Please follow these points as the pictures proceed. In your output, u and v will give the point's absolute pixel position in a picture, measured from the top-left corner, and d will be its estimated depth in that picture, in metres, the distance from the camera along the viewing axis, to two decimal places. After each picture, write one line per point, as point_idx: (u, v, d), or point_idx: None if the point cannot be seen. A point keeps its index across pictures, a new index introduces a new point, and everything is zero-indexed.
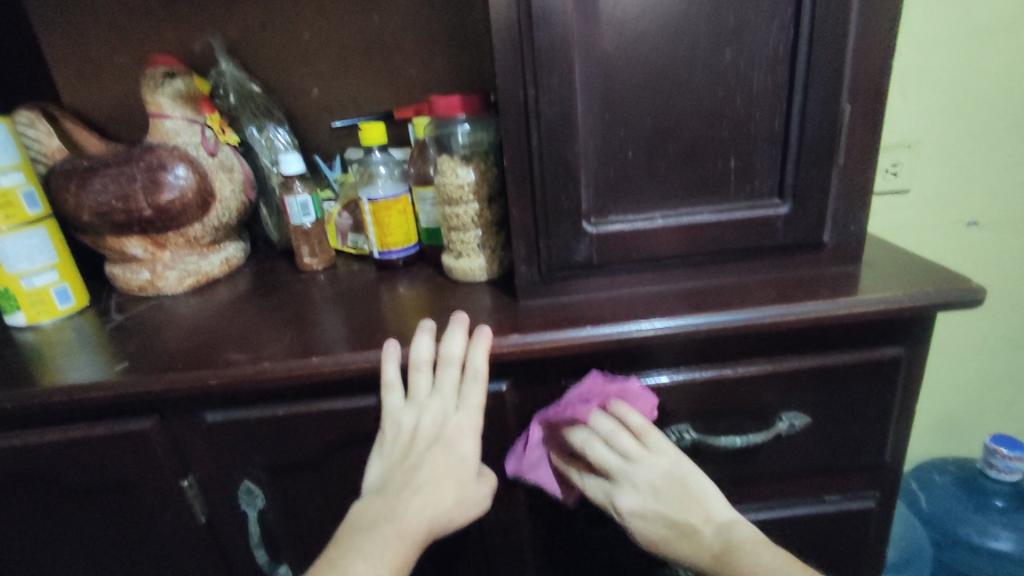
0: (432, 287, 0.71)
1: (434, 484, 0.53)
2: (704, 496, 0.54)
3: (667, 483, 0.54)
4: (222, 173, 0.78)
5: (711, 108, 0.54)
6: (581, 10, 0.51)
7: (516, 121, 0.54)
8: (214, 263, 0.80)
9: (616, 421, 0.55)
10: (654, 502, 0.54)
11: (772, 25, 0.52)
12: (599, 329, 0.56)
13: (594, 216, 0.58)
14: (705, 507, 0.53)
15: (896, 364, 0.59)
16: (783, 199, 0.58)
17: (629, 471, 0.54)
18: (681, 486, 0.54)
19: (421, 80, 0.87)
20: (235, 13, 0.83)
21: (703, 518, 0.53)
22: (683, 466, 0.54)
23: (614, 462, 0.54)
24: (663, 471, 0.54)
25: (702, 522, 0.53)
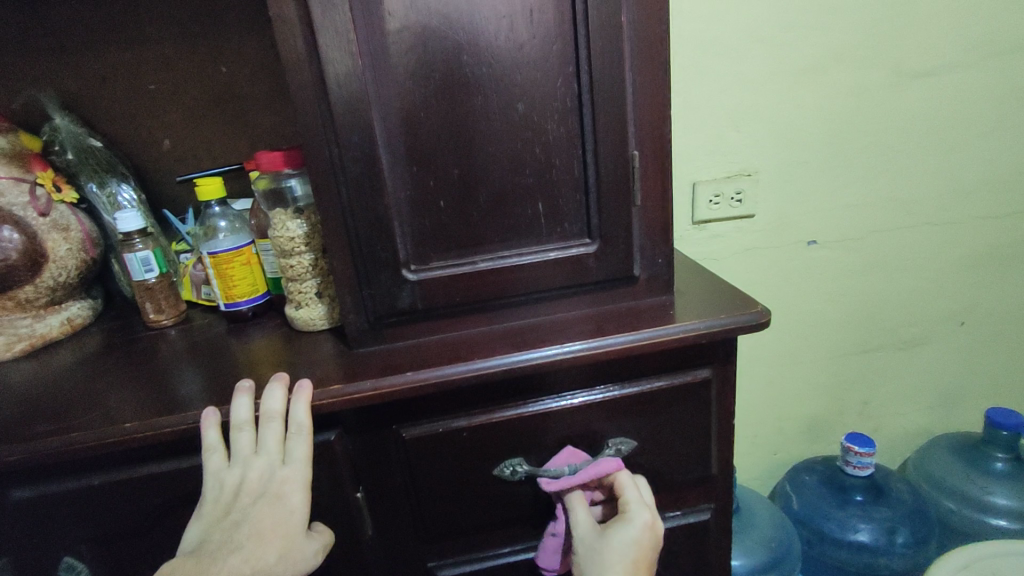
0: (277, 337, 0.71)
1: (254, 539, 0.52)
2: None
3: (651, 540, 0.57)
4: (56, 232, 0.76)
5: (514, 157, 0.58)
6: (375, 72, 0.54)
7: (325, 177, 0.56)
8: (52, 324, 0.76)
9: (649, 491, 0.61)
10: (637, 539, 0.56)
11: (558, 81, 0.56)
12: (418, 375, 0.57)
13: (415, 263, 0.60)
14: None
15: (707, 384, 0.64)
16: (592, 238, 0.62)
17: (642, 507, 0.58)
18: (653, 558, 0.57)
19: (276, 129, 0.88)
20: (71, 67, 0.82)
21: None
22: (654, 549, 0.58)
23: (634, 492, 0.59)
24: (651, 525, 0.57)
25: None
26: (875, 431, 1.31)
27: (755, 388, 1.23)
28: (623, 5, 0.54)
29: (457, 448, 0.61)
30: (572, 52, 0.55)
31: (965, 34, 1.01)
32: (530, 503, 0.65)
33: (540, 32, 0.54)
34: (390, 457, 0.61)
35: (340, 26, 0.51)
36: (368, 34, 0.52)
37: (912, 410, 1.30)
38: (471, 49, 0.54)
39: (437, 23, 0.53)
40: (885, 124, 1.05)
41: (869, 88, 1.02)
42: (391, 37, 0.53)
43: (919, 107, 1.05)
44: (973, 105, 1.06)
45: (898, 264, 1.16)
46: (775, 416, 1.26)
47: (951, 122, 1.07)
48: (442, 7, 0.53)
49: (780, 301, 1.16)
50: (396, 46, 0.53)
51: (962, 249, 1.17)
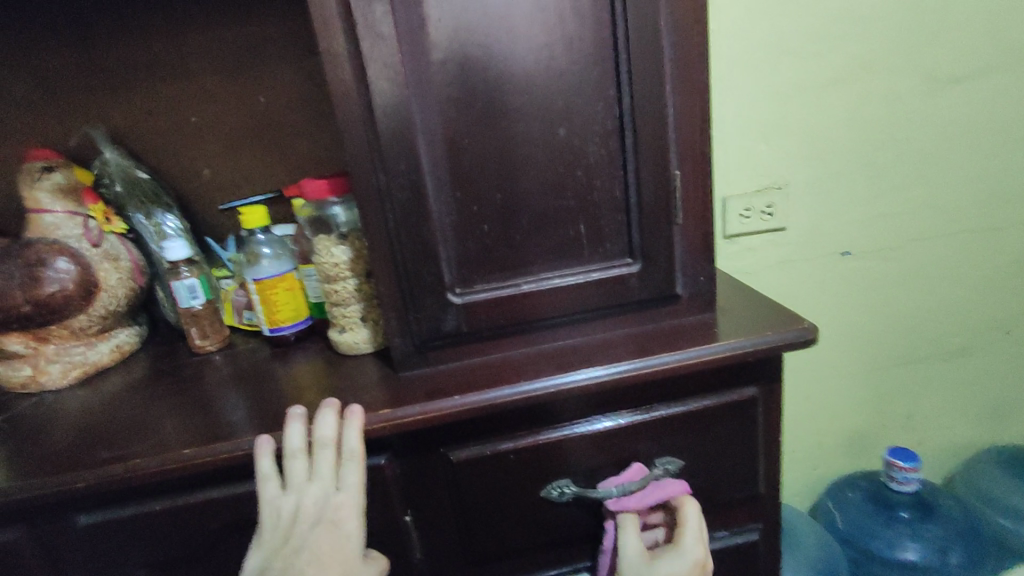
0: (321, 361, 0.73)
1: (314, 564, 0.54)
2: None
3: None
4: (107, 263, 0.78)
5: (556, 180, 0.59)
6: (420, 102, 0.55)
7: (372, 205, 0.57)
8: (103, 352, 0.78)
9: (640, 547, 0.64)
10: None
11: (598, 104, 0.57)
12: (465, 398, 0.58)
13: (459, 287, 0.61)
14: None
15: (753, 402, 0.63)
16: (634, 258, 0.62)
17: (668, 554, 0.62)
18: None
19: (313, 156, 0.90)
20: (120, 102, 0.85)
21: None
22: None
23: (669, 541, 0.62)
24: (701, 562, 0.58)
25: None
26: (918, 445, 1.28)
27: (792, 403, 1.21)
28: (662, 28, 0.55)
29: (504, 471, 0.61)
30: (612, 75, 0.56)
31: (999, 40, 1.00)
32: (577, 525, 0.65)
33: (581, 57, 0.55)
34: (437, 480, 0.62)
35: (387, 58, 0.53)
36: (412, 65, 0.54)
37: (956, 423, 1.27)
38: (512, 75, 0.55)
39: (480, 52, 0.54)
40: (918, 132, 1.04)
41: (901, 97, 1.01)
42: (436, 66, 0.54)
43: (953, 115, 1.04)
44: (1008, 110, 1.05)
45: (937, 274, 1.14)
46: (814, 431, 1.24)
47: (987, 128, 1.05)
48: (486, 36, 0.54)
49: (816, 313, 1.15)
50: (440, 75, 0.54)
51: (1003, 256, 1.15)
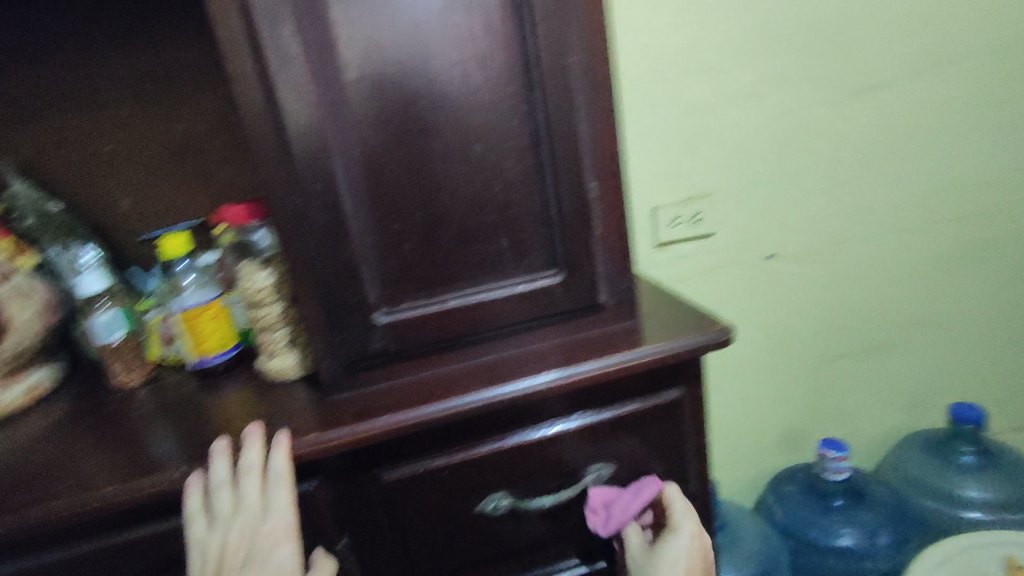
0: (249, 389, 0.71)
1: None
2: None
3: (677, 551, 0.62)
4: (18, 298, 0.74)
5: (475, 196, 0.60)
6: (335, 123, 0.55)
7: (291, 227, 0.57)
8: (15, 394, 0.74)
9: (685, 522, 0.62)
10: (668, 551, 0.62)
11: (512, 121, 0.58)
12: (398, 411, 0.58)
13: (385, 306, 0.61)
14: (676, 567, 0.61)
15: (679, 403, 0.66)
16: (557, 269, 0.64)
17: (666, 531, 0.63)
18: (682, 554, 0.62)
19: (238, 181, 0.89)
20: (28, 132, 0.82)
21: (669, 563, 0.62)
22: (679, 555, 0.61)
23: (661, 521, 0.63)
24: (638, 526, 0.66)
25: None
26: (850, 436, 1.34)
27: (730, 403, 1.25)
28: (568, 48, 0.57)
29: (438, 487, 0.61)
30: (523, 93, 0.58)
31: (892, 53, 1.08)
32: (516, 536, 0.66)
33: (491, 76, 0.57)
34: (372, 503, 0.61)
35: (298, 81, 0.53)
36: (324, 86, 0.54)
37: (882, 412, 1.34)
38: (425, 94, 0.56)
39: (392, 74, 0.55)
40: (827, 140, 1.11)
41: (809, 108, 1.08)
42: (348, 88, 0.55)
43: (857, 123, 1.11)
44: (906, 117, 1.13)
45: (855, 271, 1.21)
46: (752, 428, 1.28)
47: (888, 134, 1.13)
48: (397, 58, 0.55)
49: (747, 315, 1.19)
50: (353, 96, 0.55)
51: (912, 252, 1.23)
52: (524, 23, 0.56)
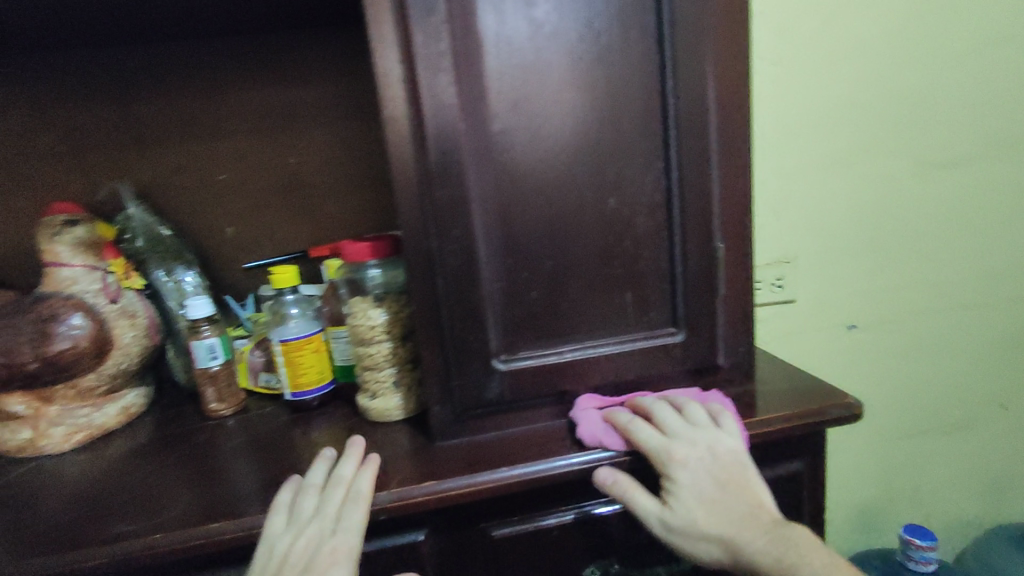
0: (345, 428, 0.69)
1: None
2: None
3: (723, 466, 0.54)
4: (124, 319, 0.75)
5: (605, 250, 0.59)
6: (479, 171, 0.55)
7: (422, 270, 0.56)
8: (109, 414, 0.74)
9: (672, 415, 0.57)
10: (711, 478, 0.53)
11: (648, 179, 0.59)
12: (362, 486, 0.54)
13: (504, 353, 0.60)
14: (755, 494, 0.53)
15: (797, 477, 0.63)
16: (678, 327, 0.63)
17: (671, 446, 0.54)
18: (739, 471, 0.54)
19: (340, 218, 0.90)
20: (146, 159, 0.85)
21: (754, 502, 0.53)
22: (720, 452, 0.54)
23: (655, 440, 0.55)
24: (703, 464, 0.54)
25: (756, 506, 0.52)
26: (926, 521, 1.27)
27: None
28: (709, 111, 0.58)
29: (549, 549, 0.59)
30: (659, 154, 0.58)
31: (986, 133, 1.07)
32: None
33: (633, 132, 0.57)
34: (479, 559, 0.58)
35: (450, 126, 0.53)
36: (472, 133, 0.54)
37: (962, 500, 1.26)
38: (566, 148, 0.57)
39: (538, 125, 0.56)
40: (916, 214, 1.09)
41: (899, 182, 1.07)
42: (494, 137, 0.55)
43: (947, 199, 1.09)
44: (999, 194, 1.11)
45: (939, 349, 1.17)
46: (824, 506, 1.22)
47: (979, 211, 1.11)
48: (542, 110, 0.55)
49: None
50: (498, 144, 0.55)
51: (1000, 333, 1.18)
52: (669, 85, 0.57)
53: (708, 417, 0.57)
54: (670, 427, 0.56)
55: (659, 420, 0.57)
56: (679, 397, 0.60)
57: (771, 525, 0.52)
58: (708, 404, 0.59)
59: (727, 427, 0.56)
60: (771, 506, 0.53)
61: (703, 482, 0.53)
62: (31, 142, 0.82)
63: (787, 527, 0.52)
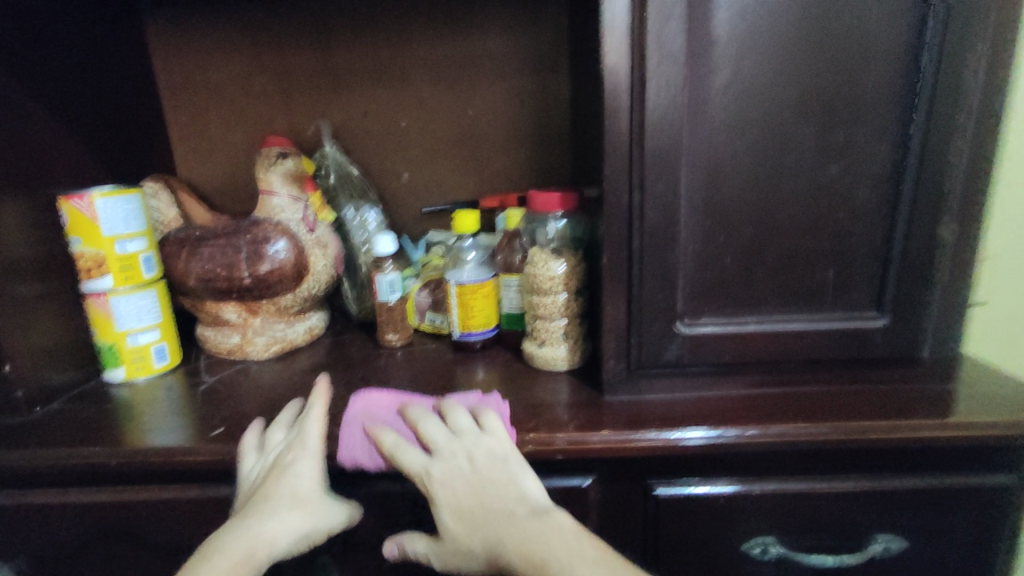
0: (509, 370, 0.72)
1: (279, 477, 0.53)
2: (514, 477, 0.51)
3: (484, 468, 0.51)
4: (318, 248, 0.82)
5: (813, 221, 0.56)
6: (694, 127, 0.54)
7: (621, 224, 0.56)
8: (299, 331, 0.83)
9: (425, 423, 0.55)
10: (465, 486, 0.51)
11: (875, 148, 0.54)
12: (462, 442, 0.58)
13: (688, 316, 0.59)
14: (517, 489, 0.51)
15: (1000, 491, 0.57)
16: (879, 312, 0.59)
17: (433, 463, 0.52)
18: (502, 467, 0.52)
19: (509, 172, 0.93)
20: (343, 102, 0.91)
21: (516, 499, 0.50)
22: (473, 450, 0.52)
23: (410, 455, 0.53)
24: (457, 471, 0.51)
25: (512, 503, 0.50)
26: None
27: None
28: (960, 76, 0.53)
29: (712, 517, 0.58)
30: (896, 120, 0.54)
31: None
32: None
33: (867, 97, 0.53)
34: (640, 512, 0.59)
35: (672, 79, 0.52)
36: (693, 88, 0.53)
37: None
38: (787, 109, 0.54)
39: (764, 82, 0.53)
40: None
41: None
42: (715, 92, 0.53)
43: None
44: None
45: None
46: None
47: None
48: (770, 66, 0.52)
49: None
50: (717, 100, 0.53)
51: None
52: (919, 44, 0.52)
53: (472, 421, 0.55)
54: (431, 439, 0.53)
55: (418, 429, 0.55)
56: (448, 403, 0.58)
57: (531, 517, 0.49)
58: (474, 408, 0.57)
59: (492, 429, 0.54)
60: (535, 495, 0.51)
61: (458, 490, 0.51)
62: (248, 81, 0.91)
63: (546, 516, 0.49)
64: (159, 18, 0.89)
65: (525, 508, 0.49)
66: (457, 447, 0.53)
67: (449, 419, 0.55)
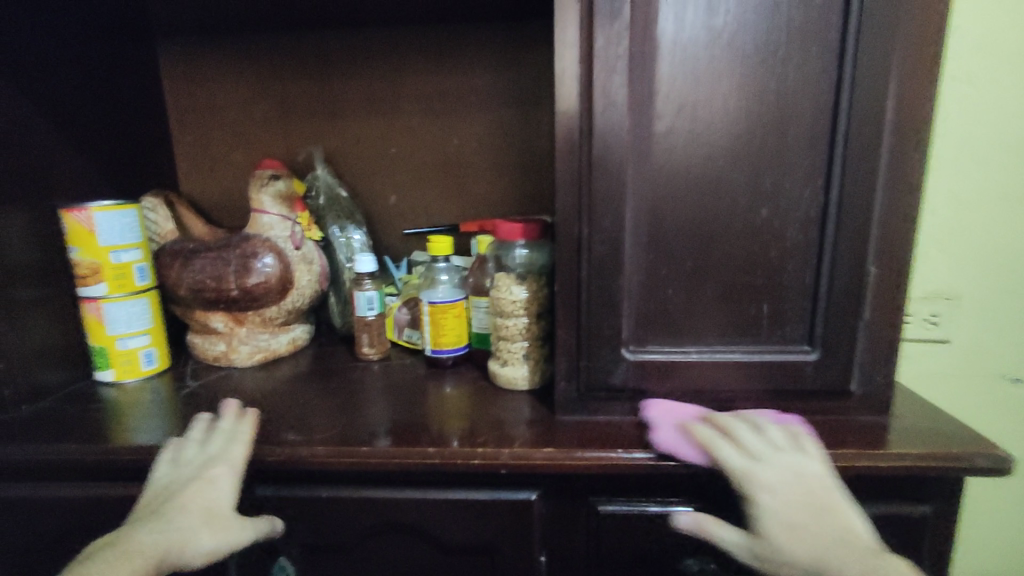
0: (474, 388, 0.76)
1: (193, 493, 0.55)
2: (851, 510, 0.52)
3: (808, 484, 0.53)
4: (303, 264, 0.87)
5: (747, 258, 0.61)
6: (638, 165, 0.59)
7: (570, 255, 0.61)
8: (282, 342, 0.88)
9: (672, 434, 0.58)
10: (790, 498, 0.52)
11: (805, 192, 0.59)
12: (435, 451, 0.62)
13: (633, 344, 0.64)
14: (848, 519, 0.51)
15: (922, 521, 0.60)
16: (812, 346, 0.63)
17: (756, 466, 0.54)
18: (828, 493, 0.53)
19: (490, 198, 0.98)
20: (336, 127, 0.97)
21: (848, 527, 0.51)
22: (826, 475, 0.54)
23: (738, 456, 0.55)
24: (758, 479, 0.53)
25: (846, 530, 0.50)
26: None
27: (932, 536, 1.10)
28: (884, 130, 0.57)
29: (650, 534, 0.61)
30: (820, 168, 0.58)
31: None
32: None
33: (796, 147, 0.58)
34: (582, 527, 0.63)
35: (617, 124, 0.57)
36: (636, 131, 0.58)
37: None
38: (723, 154, 0.59)
39: (701, 128, 0.58)
40: None
41: None
42: (656, 135, 0.58)
43: None
44: None
45: None
46: None
47: None
48: (706, 114, 0.58)
49: None
50: (659, 142, 0.59)
51: None
52: (845, 101, 0.56)
53: (790, 439, 0.57)
54: (749, 446, 0.56)
55: (729, 434, 0.57)
56: (755, 418, 0.60)
57: (865, 549, 0.49)
58: (789, 427, 0.59)
59: (807, 450, 0.56)
60: (864, 533, 0.51)
61: (793, 503, 0.52)
62: (249, 105, 0.97)
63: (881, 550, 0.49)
64: (169, 45, 0.96)
65: (861, 541, 0.50)
66: (772, 460, 0.55)
67: (764, 433, 0.58)
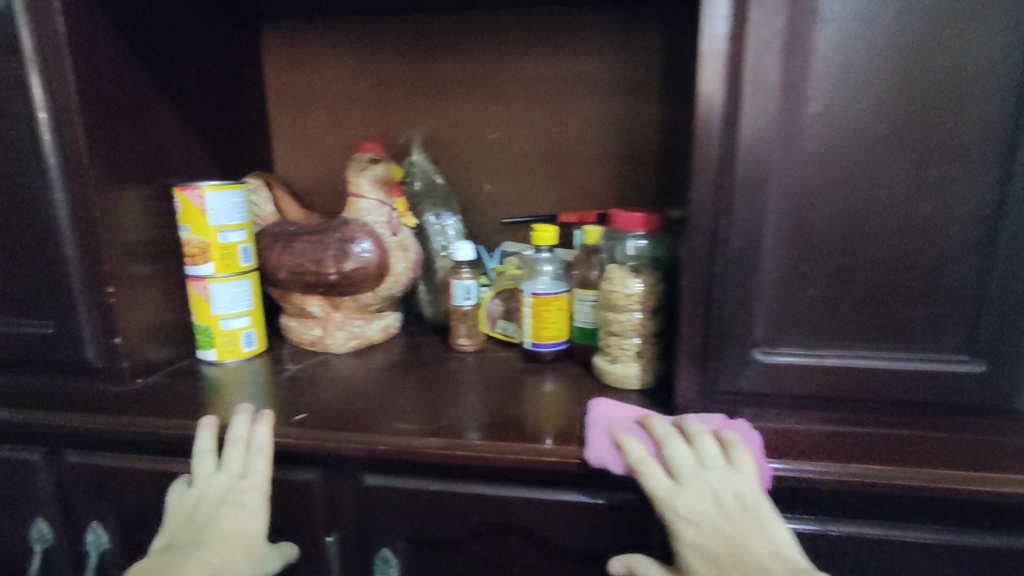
0: (579, 384, 0.73)
1: (233, 520, 0.56)
2: (765, 528, 0.49)
3: (734, 509, 0.50)
4: (399, 251, 0.85)
5: (904, 257, 0.55)
6: (784, 152, 0.54)
7: (703, 247, 0.57)
8: (375, 329, 0.87)
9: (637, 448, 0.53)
10: (713, 528, 0.50)
11: (978, 184, 0.52)
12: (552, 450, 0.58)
13: (766, 345, 0.58)
14: (779, 542, 0.48)
15: None
16: (976, 358, 0.56)
17: (671, 492, 0.51)
18: (763, 518, 0.49)
19: (588, 189, 0.94)
20: (434, 113, 0.95)
21: (771, 551, 0.48)
22: (744, 495, 0.50)
23: (648, 478, 0.52)
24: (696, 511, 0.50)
25: (767, 556, 0.48)
26: None
27: None
28: None
29: None
30: (998, 157, 0.52)
31: None
32: None
33: (970, 131, 0.51)
34: None
35: (766, 104, 0.53)
36: (785, 115, 0.53)
37: None
38: (883, 140, 0.53)
39: (859, 111, 0.52)
40: None
41: None
42: (807, 120, 0.53)
43: None
44: None
45: None
46: None
47: None
48: (865, 96, 0.52)
49: None
50: (808, 128, 0.53)
51: None
52: None
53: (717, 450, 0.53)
54: (655, 463, 0.53)
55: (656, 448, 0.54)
56: (693, 424, 0.55)
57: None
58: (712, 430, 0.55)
59: (741, 466, 0.52)
60: (795, 554, 0.48)
61: (708, 532, 0.50)
62: (348, 89, 0.97)
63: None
64: (274, 28, 0.97)
65: (779, 566, 0.47)
66: (694, 479, 0.51)
67: (696, 446, 0.53)
